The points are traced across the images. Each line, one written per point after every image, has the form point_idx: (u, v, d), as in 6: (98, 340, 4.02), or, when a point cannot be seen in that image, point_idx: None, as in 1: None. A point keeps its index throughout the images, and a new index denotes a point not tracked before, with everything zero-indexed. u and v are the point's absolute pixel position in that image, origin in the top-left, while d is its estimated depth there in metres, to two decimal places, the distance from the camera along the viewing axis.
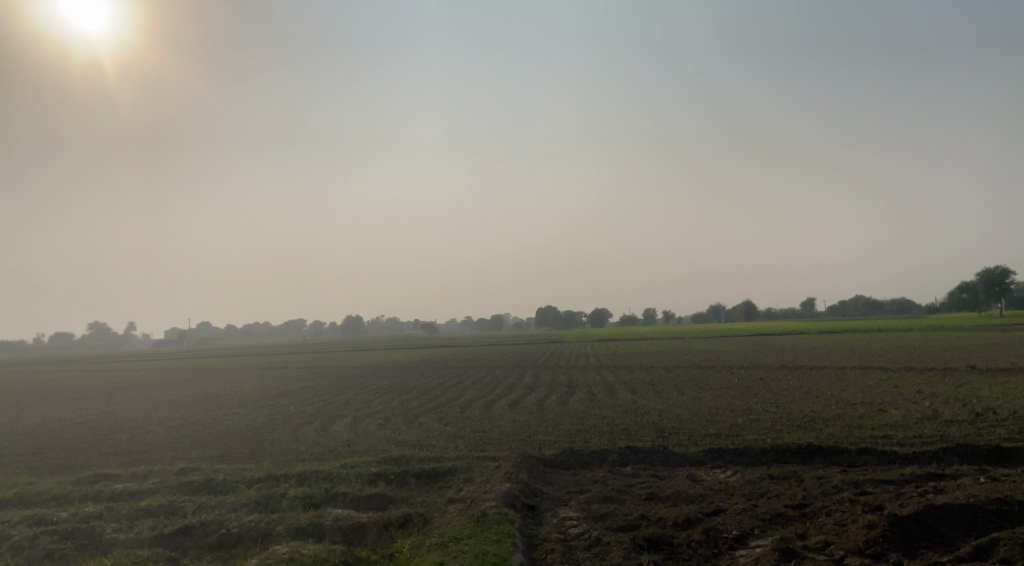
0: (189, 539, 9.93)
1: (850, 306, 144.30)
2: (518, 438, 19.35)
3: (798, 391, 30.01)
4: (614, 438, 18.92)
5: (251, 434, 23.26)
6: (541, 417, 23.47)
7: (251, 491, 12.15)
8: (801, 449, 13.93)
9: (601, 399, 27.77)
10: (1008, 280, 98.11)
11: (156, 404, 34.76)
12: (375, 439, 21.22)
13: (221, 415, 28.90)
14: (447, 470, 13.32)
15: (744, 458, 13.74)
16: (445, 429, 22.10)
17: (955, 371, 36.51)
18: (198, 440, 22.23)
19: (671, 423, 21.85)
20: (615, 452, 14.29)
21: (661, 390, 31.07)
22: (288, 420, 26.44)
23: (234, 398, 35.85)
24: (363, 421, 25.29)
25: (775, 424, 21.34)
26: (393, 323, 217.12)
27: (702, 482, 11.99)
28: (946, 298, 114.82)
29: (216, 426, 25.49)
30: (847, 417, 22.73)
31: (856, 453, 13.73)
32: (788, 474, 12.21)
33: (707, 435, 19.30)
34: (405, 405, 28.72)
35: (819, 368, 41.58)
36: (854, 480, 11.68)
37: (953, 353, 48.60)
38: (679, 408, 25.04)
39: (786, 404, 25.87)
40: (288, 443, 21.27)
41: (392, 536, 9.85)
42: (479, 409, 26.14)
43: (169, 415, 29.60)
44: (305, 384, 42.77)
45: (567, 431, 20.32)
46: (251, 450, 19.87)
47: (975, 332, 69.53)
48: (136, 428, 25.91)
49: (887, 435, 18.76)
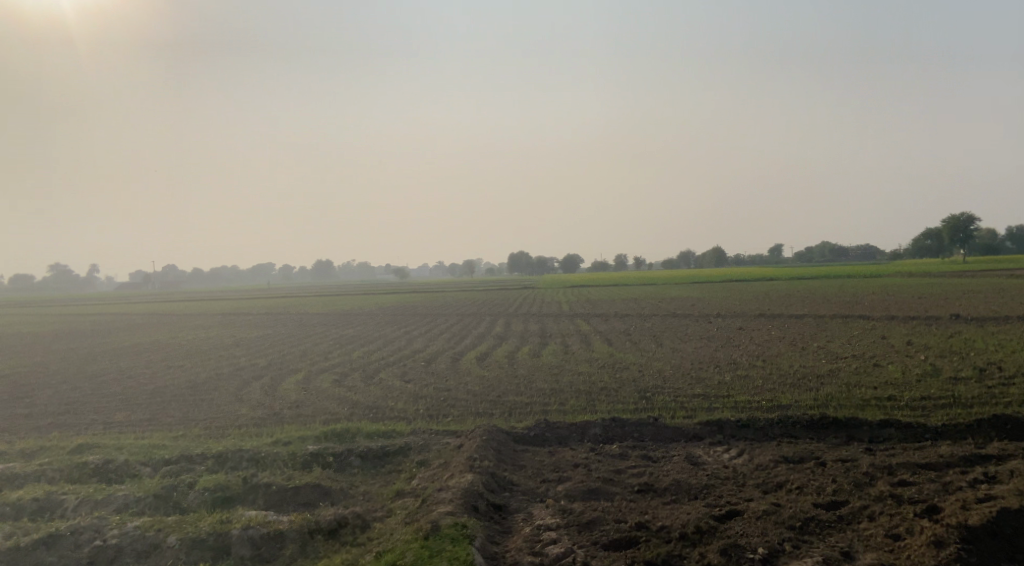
0: (53, 555, 7.85)
1: (817, 253, 144.18)
2: (484, 400, 17.29)
3: (783, 343, 28.21)
4: (592, 400, 17.04)
5: (190, 393, 21.03)
6: (512, 373, 21.53)
7: (153, 481, 10.06)
8: (814, 420, 11.91)
9: (576, 352, 25.82)
10: (974, 226, 97.37)
11: (95, 355, 32.28)
12: (326, 399, 19.09)
13: (163, 368, 26.64)
14: (399, 446, 11.19)
15: (749, 432, 11.68)
16: (404, 388, 20.08)
17: (940, 320, 34.95)
18: (129, 402, 19.97)
19: (652, 380, 19.93)
20: (597, 423, 12.20)
21: (639, 341, 29.16)
22: (234, 375, 24.25)
23: (181, 349, 33.35)
24: (316, 376, 23.19)
25: (768, 382, 19.49)
26: (363, 266, 213.77)
27: (704, 466, 9.93)
28: (913, 245, 114.08)
29: (154, 382, 23.32)
30: (842, 372, 20.96)
31: (878, 425, 11.74)
32: (807, 455, 10.19)
33: (694, 396, 17.36)
34: (365, 358, 26.61)
35: (799, 316, 39.94)
36: (888, 464, 9.69)
37: (930, 301, 47.24)
38: (660, 363, 23.26)
39: (774, 358, 24.04)
40: (228, 404, 19.11)
41: (317, 551, 7.83)
42: (444, 363, 24.04)
43: (104, 369, 27.11)
44: (261, 333, 40.54)
45: (540, 392, 18.31)
46: (184, 415, 17.72)
47: (945, 278, 68.55)
48: (62, 386, 23.57)
49: (892, 396, 16.89)
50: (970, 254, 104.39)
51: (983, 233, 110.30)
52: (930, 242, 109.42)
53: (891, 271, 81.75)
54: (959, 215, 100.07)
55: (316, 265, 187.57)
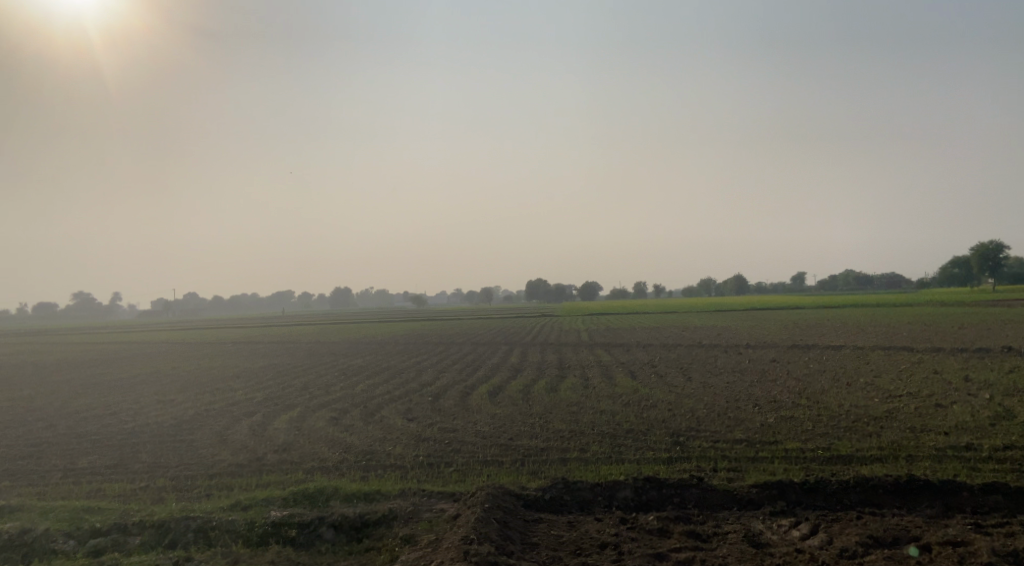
0: None
1: (840, 282, 141.24)
2: (493, 445, 15.13)
3: (824, 378, 25.81)
4: (617, 445, 14.84)
5: (170, 434, 18.94)
6: (526, 411, 19.34)
7: None
8: (898, 480, 9.61)
9: (598, 386, 23.50)
10: (1002, 255, 94.28)
11: (83, 388, 30.18)
12: (316, 443, 16.94)
13: (150, 404, 24.63)
14: (382, 512, 9.08)
15: (818, 499, 9.42)
16: (406, 427, 18.00)
17: (991, 354, 32.31)
18: (97, 445, 17.86)
19: (685, 421, 17.70)
20: (626, 482, 9.96)
21: (666, 374, 26.77)
22: (224, 411, 22.18)
23: (177, 382, 31.26)
24: (311, 414, 21.04)
25: (819, 425, 17.11)
26: (382, 294, 212.97)
27: (772, 553, 7.72)
28: (940, 273, 110.73)
29: (136, 420, 21.33)
30: (899, 413, 18.58)
31: (982, 490, 9.45)
32: (902, 535, 7.98)
33: (735, 443, 15.07)
34: (368, 392, 24.48)
35: (836, 347, 37.38)
36: (1014, 551, 7.50)
37: (971, 331, 44.46)
38: (691, 400, 21.00)
39: (818, 396, 21.64)
40: (208, 447, 17.07)
41: None
42: (453, 399, 21.87)
43: (87, 405, 25.01)
44: (264, 364, 38.59)
45: (557, 434, 16.14)
46: (156, 461, 15.67)
47: (978, 307, 65.65)
48: (36, 424, 21.50)
49: (969, 443, 14.56)
50: (999, 284, 100.84)
51: (1014, 264, 106.91)
52: (957, 271, 106.35)
53: (921, 300, 78.70)
54: (987, 242, 96.87)
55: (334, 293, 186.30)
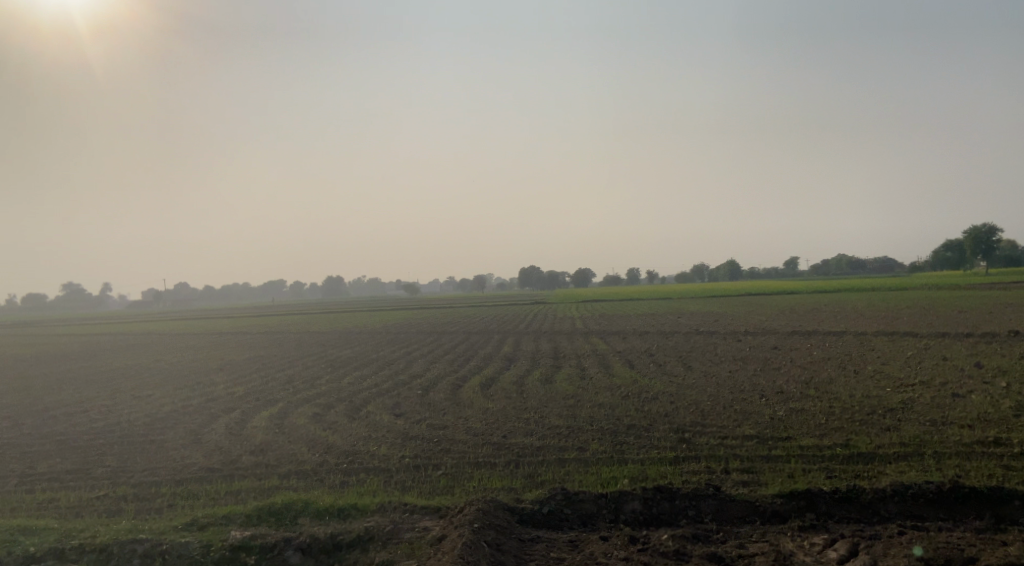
0: None
1: (832, 266, 140.64)
2: (485, 444, 14.03)
3: (830, 366, 24.75)
4: (619, 443, 13.73)
5: (142, 433, 17.76)
6: (520, 404, 18.25)
7: None
8: (941, 488, 8.59)
9: (595, 377, 22.40)
10: (995, 238, 93.47)
11: (60, 383, 28.90)
12: (296, 442, 15.78)
13: (127, 400, 23.41)
14: (357, 532, 8.18)
15: (852, 512, 8.37)
16: (392, 424, 16.91)
17: (997, 338, 31.32)
18: (61, 447, 16.66)
19: (689, 414, 16.62)
20: (635, 491, 8.86)
21: (665, 363, 25.68)
22: (203, 408, 21.01)
23: (157, 376, 30.00)
24: (294, 409, 19.89)
25: (832, 419, 16.01)
26: (376, 282, 211.70)
27: None
28: (933, 257, 109.92)
29: (109, 418, 20.13)
30: (915, 404, 17.50)
31: None
32: None
33: (746, 439, 13.99)
34: (355, 385, 23.33)
35: (838, 333, 36.35)
36: None
37: (972, 316, 43.40)
38: (692, 391, 19.91)
39: (826, 386, 20.58)
40: (182, 447, 15.96)
41: None
42: (444, 392, 20.77)
43: (58, 401, 23.74)
44: (249, 355, 37.36)
45: (555, 430, 15.06)
46: (122, 464, 14.53)
47: (975, 290, 64.92)
48: (3, 423, 20.27)
49: (998, 438, 13.50)
50: (992, 266, 99.93)
51: (1009, 247, 106.16)
52: (949, 255, 105.64)
53: (917, 283, 77.83)
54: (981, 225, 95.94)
55: (325, 283, 184.89)
